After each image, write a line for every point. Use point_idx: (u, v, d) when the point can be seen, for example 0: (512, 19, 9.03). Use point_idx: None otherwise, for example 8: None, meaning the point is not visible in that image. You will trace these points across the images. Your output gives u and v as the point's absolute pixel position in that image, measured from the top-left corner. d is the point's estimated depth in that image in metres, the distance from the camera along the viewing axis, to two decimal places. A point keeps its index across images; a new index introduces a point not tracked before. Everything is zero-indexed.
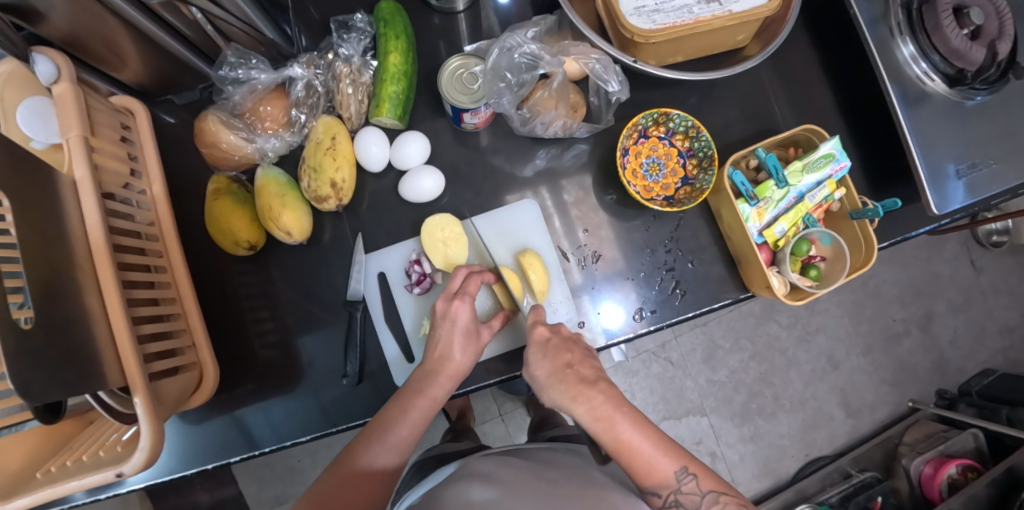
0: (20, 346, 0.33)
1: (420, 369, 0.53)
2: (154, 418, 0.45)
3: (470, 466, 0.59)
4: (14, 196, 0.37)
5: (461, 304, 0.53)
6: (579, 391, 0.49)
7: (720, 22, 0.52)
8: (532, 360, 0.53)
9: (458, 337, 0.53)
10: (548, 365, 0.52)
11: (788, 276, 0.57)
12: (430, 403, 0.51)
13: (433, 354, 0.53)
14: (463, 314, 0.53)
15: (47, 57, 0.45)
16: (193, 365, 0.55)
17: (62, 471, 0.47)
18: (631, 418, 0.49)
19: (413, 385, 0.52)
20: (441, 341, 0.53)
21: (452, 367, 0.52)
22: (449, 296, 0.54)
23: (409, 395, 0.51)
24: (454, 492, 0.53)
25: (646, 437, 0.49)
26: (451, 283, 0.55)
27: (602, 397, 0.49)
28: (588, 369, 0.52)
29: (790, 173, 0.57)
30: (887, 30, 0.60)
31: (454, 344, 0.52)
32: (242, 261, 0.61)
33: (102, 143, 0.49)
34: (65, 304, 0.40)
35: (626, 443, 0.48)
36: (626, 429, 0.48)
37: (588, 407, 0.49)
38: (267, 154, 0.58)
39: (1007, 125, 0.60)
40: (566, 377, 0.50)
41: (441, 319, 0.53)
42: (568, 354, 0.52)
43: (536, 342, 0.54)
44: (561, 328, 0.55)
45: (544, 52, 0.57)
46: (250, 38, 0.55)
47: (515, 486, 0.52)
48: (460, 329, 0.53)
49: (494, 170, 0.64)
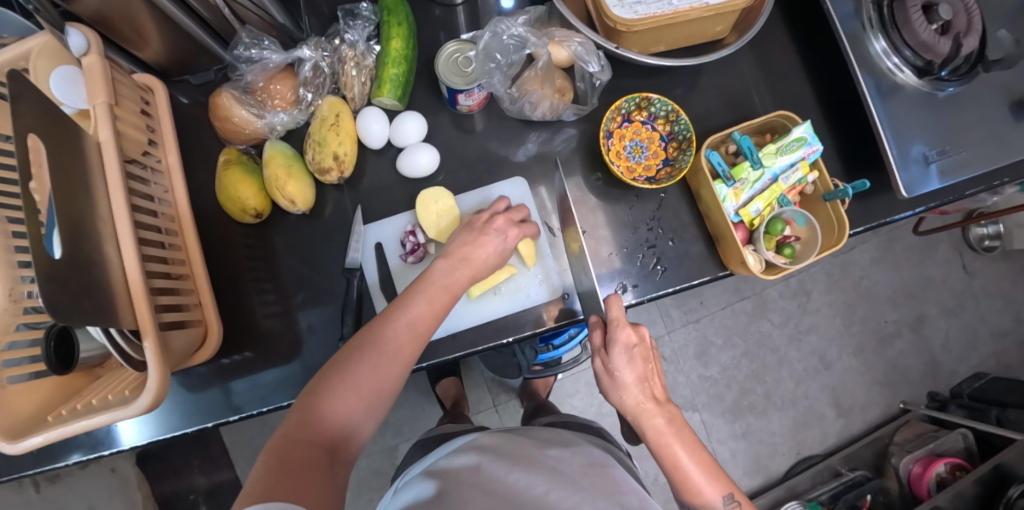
0: (51, 272, 0.38)
1: (444, 261, 0.56)
2: (162, 362, 0.48)
3: (478, 439, 0.61)
4: (50, 146, 0.41)
5: (517, 233, 0.60)
6: (650, 406, 0.53)
7: (697, 13, 0.56)
8: (619, 361, 0.53)
9: (496, 249, 0.58)
10: (634, 373, 0.53)
11: (763, 253, 0.60)
12: (447, 295, 0.54)
13: (461, 251, 0.57)
14: (512, 238, 0.59)
15: (80, 31, 0.49)
16: (199, 323, 0.59)
17: (72, 413, 0.50)
18: (689, 444, 0.52)
19: (434, 275, 0.54)
20: (480, 245, 0.58)
21: (474, 268, 0.57)
22: (512, 221, 0.60)
23: (425, 282, 0.53)
24: (463, 461, 0.55)
25: (698, 461, 0.52)
26: (515, 214, 0.61)
27: (665, 416, 0.53)
28: (659, 388, 0.55)
29: (765, 155, 0.61)
30: (860, 25, 0.64)
31: (489, 251, 0.58)
32: (248, 232, 0.65)
33: (124, 113, 0.53)
34: (88, 246, 0.44)
35: (681, 466, 0.51)
36: (683, 454, 0.52)
37: (652, 423, 0.52)
38: (275, 128, 0.62)
39: (977, 115, 0.63)
40: (643, 390, 0.53)
41: (494, 230, 0.59)
42: (647, 366, 0.54)
43: (621, 343, 0.53)
44: (643, 333, 0.55)
45: (530, 34, 0.61)
46: (263, 22, 0.60)
47: (527, 461, 0.53)
48: (500, 247, 0.59)
49: (488, 153, 0.68)
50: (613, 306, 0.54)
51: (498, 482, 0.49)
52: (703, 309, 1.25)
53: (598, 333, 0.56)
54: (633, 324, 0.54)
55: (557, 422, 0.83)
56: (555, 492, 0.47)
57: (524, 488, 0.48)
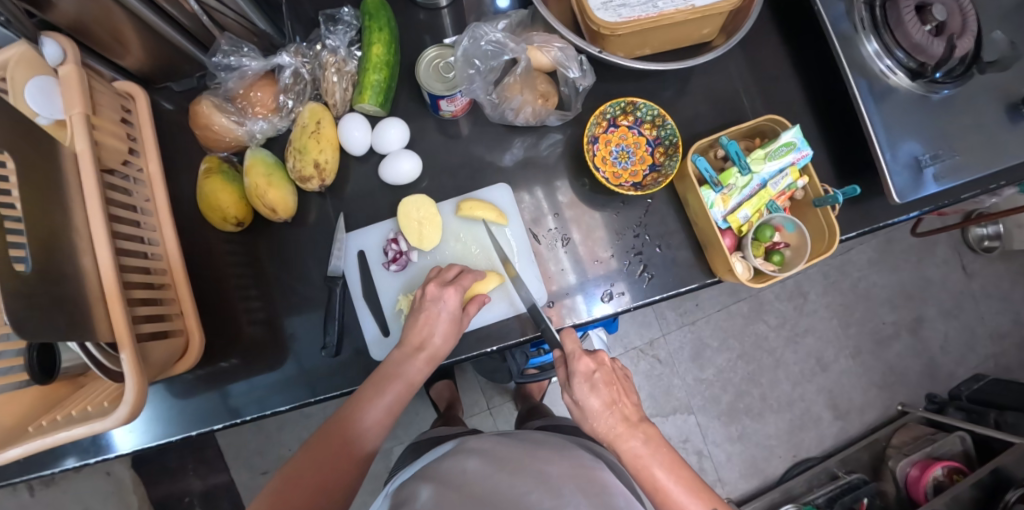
0: (16, 287, 0.37)
1: (398, 352, 0.56)
2: (139, 374, 0.47)
3: (469, 442, 0.60)
4: (22, 160, 0.41)
5: (453, 291, 0.57)
6: (623, 430, 0.52)
7: (682, 16, 0.55)
8: (580, 391, 0.53)
9: (444, 318, 0.56)
10: (599, 399, 0.53)
11: (751, 260, 0.59)
12: (406, 386, 0.55)
13: (413, 337, 0.56)
14: (452, 301, 0.57)
15: (54, 39, 0.49)
16: (181, 333, 0.58)
17: (53, 425, 0.49)
18: (668, 462, 0.51)
19: (391, 368, 0.55)
20: (424, 325, 0.56)
21: (432, 349, 0.56)
22: (443, 283, 0.58)
23: (387, 376, 0.55)
24: (448, 464, 0.55)
25: (678, 479, 0.51)
26: (445, 274, 0.60)
27: (642, 437, 0.52)
28: (631, 408, 0.54)
29: (753, 160, 0.60)
30: (852, 26, 0.62)
31: (437, 328, 0.56)
32: (233, 240, 0.64)
33: (102, 122, 0.52)
34: (61, 258, 0.43)
35: (663, 487, 0.51)
36: (662, 476, 0.51)
37: (628, 446, 0.52)
38: (255, 136, 0.62)
39: (970, 118, 0.62)
40: (612, 414, 0.53)
41: (431, 301, 0.57)
42: (611, 389, 0.54)
43: (581, 373, 0.54)
44: (601, 358, 0.55)
45: (509, 40, 0.60)
46: (242, 28, 0.60)
47: (511, 464, 0.52)
48: (447, 314, 0.57)
49: (474, 158, 0.67)
50: (568, 339, 0.54)
51: (481, 483, 0.48)
52: (699, 310, 1.24)
53: (562, 368, 0.56)
54: (590, 351, 0.55)
55: (549, 425, 0.82)
56: (536, 493, 0.45)
57: (506, 488, 0.46)
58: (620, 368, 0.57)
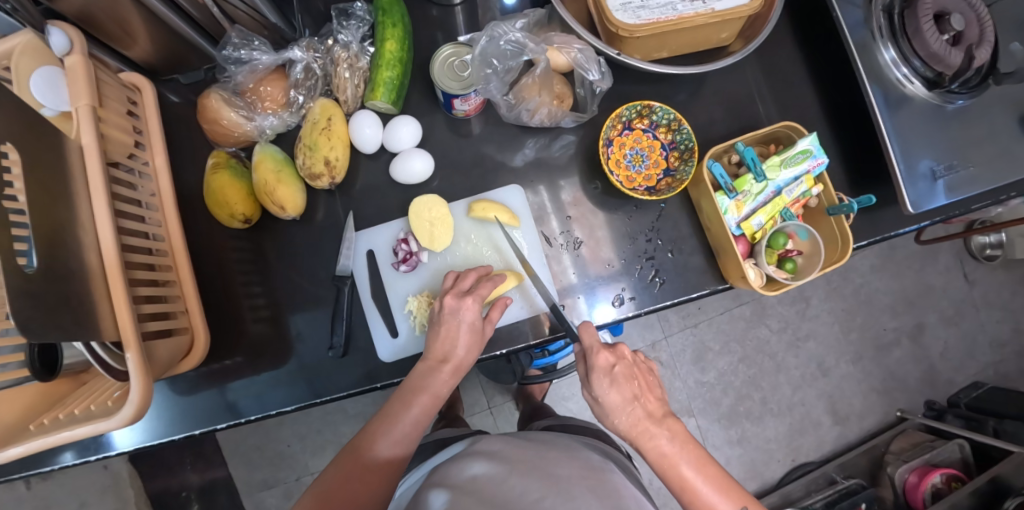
0: (20, 286, 0.36)
1: (422, 365, 0.56)
2: (145, 373, 0.46)
3: (478, 445, 0.60)
4: (26, 152, 0.40)
5: (472, 303, 0.56)
6: (647, 427, 0.51)
7: (702, 19, 0.54)
8: (599, 387, 0.53)
9: (464, 330, 0.56)
10: (620, 394, 0.52)
11: (764, 268, 0.59)
12: (432, 399, 0.55)
13: (436, 351, 0.56)
14: (470, 312, 0.56)
15: (61, 30, 0.47)
16: (185, 330, 0.57)
17: (55, 424, 0.48)
18: (694, 459, 0.51)
19: (417, 382, 0.55)
20: (446, 338, 0.55)
21: (457, 361, 0.56)
22: (460, 294, 0.57)
23: (412, 389, 0.54)
24: (456, 468, 0.54)
25: (707, 478, 0.50)
26: (462, 284, 0.58)
27: (668, 434, 0.51)
28: (655, 403, 0.53)
29: (768, 167, 0.59)
30: (869, 34, 0.62)
31: (459, 341, 0.55)
32: (238, 235, 0.63)
33: (108, 114, 0.51)
34: (65, 254, 0.42)
35: (689, 483, 0.50)
36: (689, 472, 0.50)
37: (654, 444, 0.51)
38: (265, 131, 0.61)
39: (985, 130, 0.61)
40: (634, 409, 0.52)
41: (449, 315, 0.56)
42: (633, 383, 0.53)
43: (601, 368, 0.53)
44: (621, 351, 0.55)
45: (528, 40, 0.59)
46: (253, 21, 0.59)
47: (522, 466, 0.51)
48: (466, 327, 0.56)
49: (484, 158, 0.66)
50: (586, 334, 0.55)
51: (495, 487, 0.47)
52: (702, 313, 1.24)
53: (581, 363, 0.56)
54: (609, 345, 0.54)
55: (554, 425, 0.82)
56: (550, 498, 0.44)
57: (518, 494, 0.45)
58: (641, 362, 0.56)
